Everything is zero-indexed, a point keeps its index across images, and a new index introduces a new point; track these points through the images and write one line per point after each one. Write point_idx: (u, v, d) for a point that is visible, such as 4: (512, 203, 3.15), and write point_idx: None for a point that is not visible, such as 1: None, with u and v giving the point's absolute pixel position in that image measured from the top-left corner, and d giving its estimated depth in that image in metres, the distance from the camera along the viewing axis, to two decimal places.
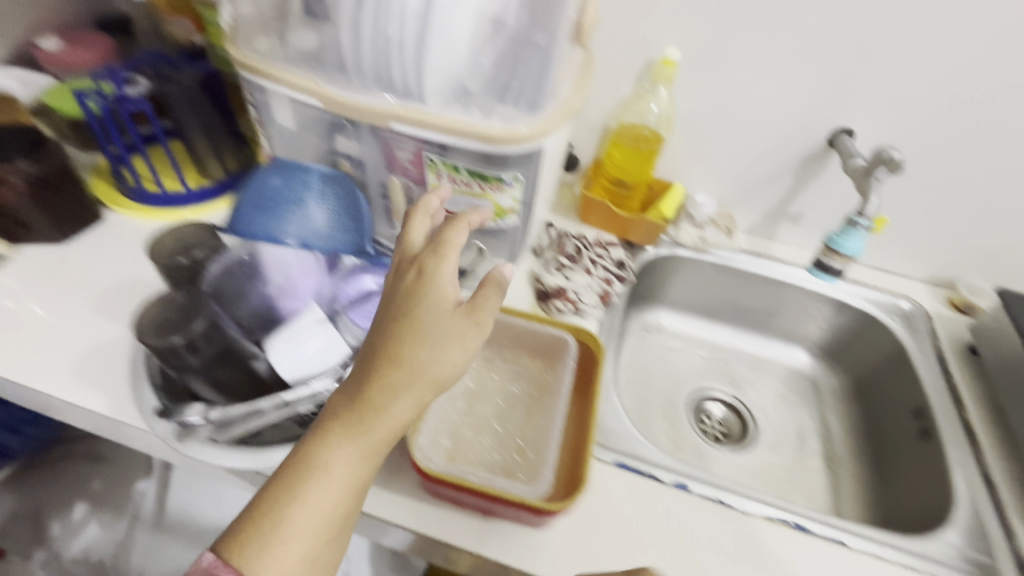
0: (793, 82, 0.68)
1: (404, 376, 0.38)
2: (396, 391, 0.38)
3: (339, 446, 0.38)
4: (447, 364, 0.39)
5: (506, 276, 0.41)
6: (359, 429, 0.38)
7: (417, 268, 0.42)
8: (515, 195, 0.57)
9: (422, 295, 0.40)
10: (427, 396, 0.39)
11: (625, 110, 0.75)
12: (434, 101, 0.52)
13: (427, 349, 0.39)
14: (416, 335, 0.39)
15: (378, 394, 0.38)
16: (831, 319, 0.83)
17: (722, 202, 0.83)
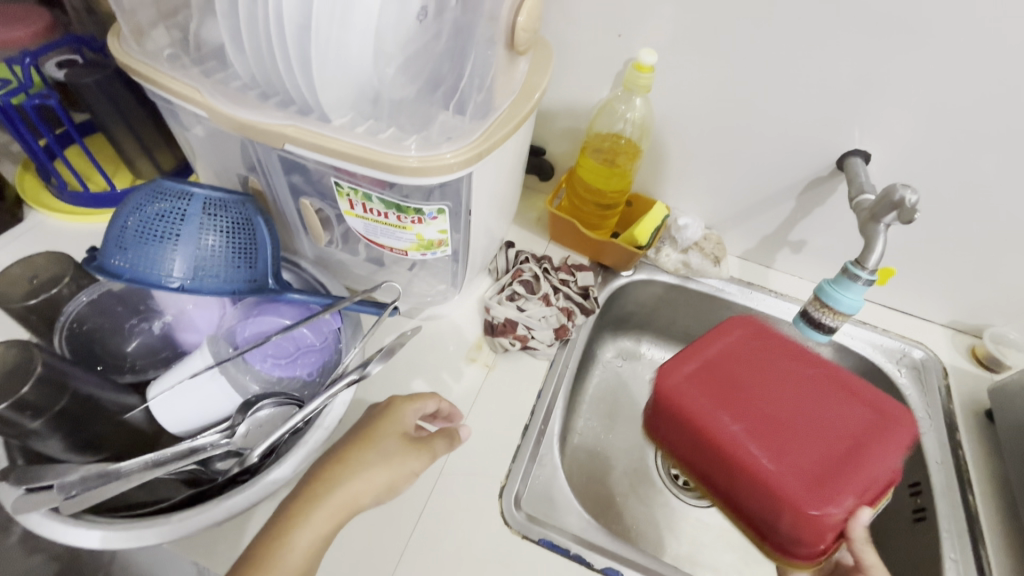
0: (797, 94, 0.57)
1: (355, 474, 0.40)
2: (347, 489, 0.40)
3: (281, 534, 0.37)
4: (388, 475, 0.41)
5: (459, 434, 0.48)
6: (303, 519, 0.38)
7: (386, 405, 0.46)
8: (440, 227, 0.48)
9: (386, 419, 0.44)
10: (363, 501, 0.40)
11: (598, 117, 0.64)
12: (337, 118, 0.44)
13: (373, 454, 0.41)
14: (369, 443, 0.42)
15: (324, 486, 0.39)
16: (829, 362, 0.73)
17: (713, 222, 0.73)
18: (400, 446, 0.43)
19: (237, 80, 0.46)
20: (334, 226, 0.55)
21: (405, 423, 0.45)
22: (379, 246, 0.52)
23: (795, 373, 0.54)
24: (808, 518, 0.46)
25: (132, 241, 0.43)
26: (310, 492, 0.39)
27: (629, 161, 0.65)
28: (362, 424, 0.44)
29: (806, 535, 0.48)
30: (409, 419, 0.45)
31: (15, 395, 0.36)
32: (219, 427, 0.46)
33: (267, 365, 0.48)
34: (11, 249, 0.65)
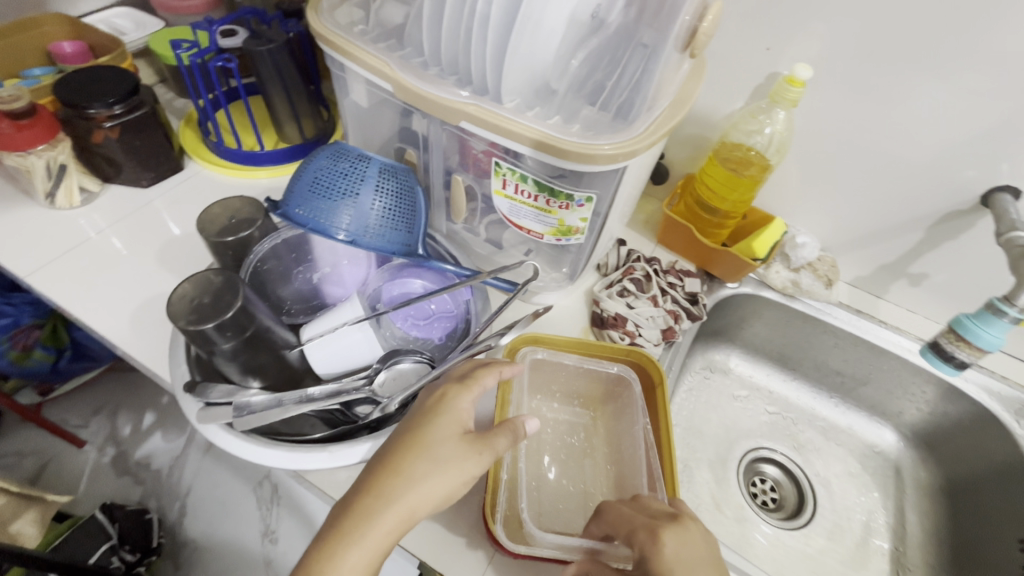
0: (950, 125, 0.55)
1: (413, 482, 0.36)
2: (400, 503, 0.35)
3: (337, 555, 0.34)
4: (440, 489, 0.36)
5: (523, 427, 0.41)
6: (355, 537, 0.34)
7: (436, 401, 0.40)
8: (585, 215, 0.50)
9: (436, 416, 0.39)
10: (419, 514, 0.36)
11: (733, 128, 0.65)
12: (510, 102, 0.47)
13: (427, 461, 0.37)
14: (422, 450, 0.37)
15: (378, 502, 0.35)
16: (936, 403, 0.70)
17: (827, 245, 0.72)
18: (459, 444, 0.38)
19: (417, 58, 0.50)
20: (476, 203, 0.58)
21: (459, 424, 0.39)
22: (516, 227, 0.55)
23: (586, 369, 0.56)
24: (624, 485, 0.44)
25: (312, 195, 0.48)
26: (358, 507, 0.35)
27: (758, 173, 0.65)
28: (406, 427, 0.39)
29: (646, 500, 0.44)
30: (462, 416, 0.39)
31: (219, 317, 0.40)
32: (360, 374, 0.50)
33: (407, 324, 0.53)
34: (171, 194, 0.72)
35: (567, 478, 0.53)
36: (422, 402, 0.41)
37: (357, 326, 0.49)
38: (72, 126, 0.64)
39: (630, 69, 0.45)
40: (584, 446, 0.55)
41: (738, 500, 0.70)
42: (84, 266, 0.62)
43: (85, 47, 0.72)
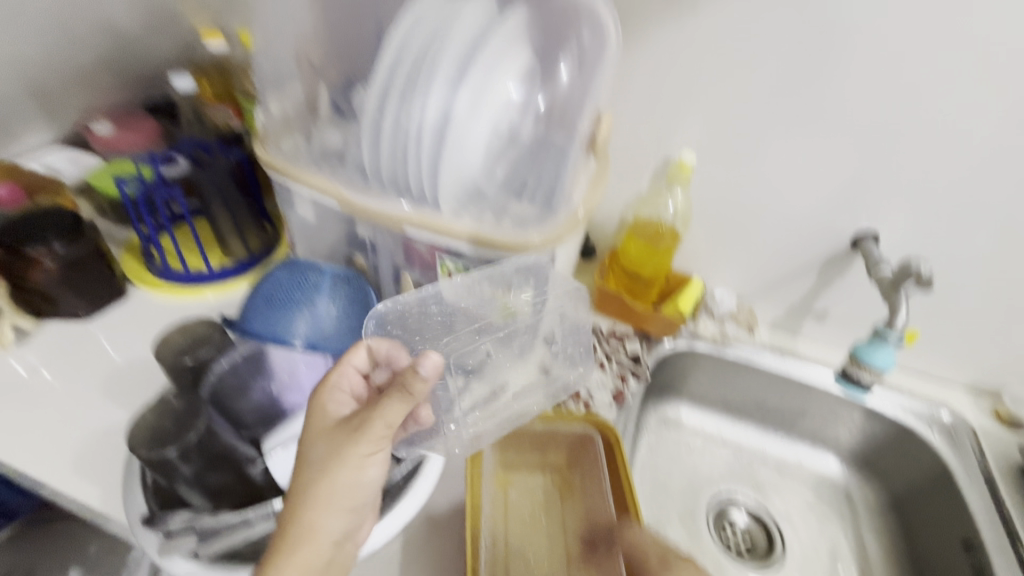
0: (811, 189, 0.67)
1: (332, 511, 0.42)
2: (320, 457, 0.42)
3: (298, 511, 0.41)
4: (347, 447, 0.42)
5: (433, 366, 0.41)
6: (304, 494, 0.41)
7: (342, 422, 0.43)
8: (525, 297, 0.57)
9: (346, 450, 0.42)
10: (336, 471, 0.41)
11: (642, 204, 0.75)
12: (448, 207, 0.52)
13: (341, 420, 0.44)
14: (343, 480, 0.42)
15: (303, 539, 0.40)
16: (863, 425, 0.77)
17: (742, 295, 0.81)
18: (334, 438, 0.43)
19: (360, 176, 0.55)
20: None
21: (364, 441, 0.42)
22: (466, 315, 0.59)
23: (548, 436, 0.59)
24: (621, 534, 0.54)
25: (268, 308, 0.52)
26: (301, 463, 0.43)
27: (671, 242, 0.75)
28: (328, 460, 0.42)
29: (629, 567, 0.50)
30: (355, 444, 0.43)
31: (182, 439, 0.42)
32: None
33: None
34: (113, 322, 0.71)
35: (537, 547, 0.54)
36: (320, 423, 0.44)
37: None
38: (9, 268, 0.63)
39: (547, 168, 0.53)
40: (554, 510, 0.57)
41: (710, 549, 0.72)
42: (17, 411, 0.59)
43: (20, 189, 0.73)
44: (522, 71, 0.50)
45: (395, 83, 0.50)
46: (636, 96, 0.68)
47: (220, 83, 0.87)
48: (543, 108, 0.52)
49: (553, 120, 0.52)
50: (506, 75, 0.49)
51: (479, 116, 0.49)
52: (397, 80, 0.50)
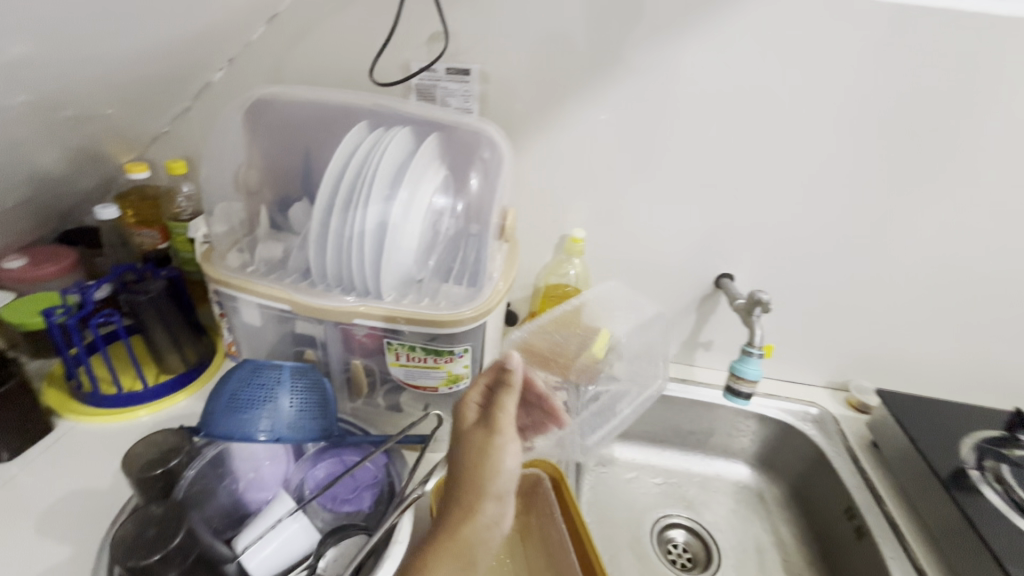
0: (675, 245, 0.85)
1: (490, 503, 0.47)
2: (475, 463, 0.47)
3: (459, 522, 0.46)
4: (498, 455, 0.48)
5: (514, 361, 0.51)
6: (464, 502, 0.46)
7: (482, 425, 0.50)
8: (466, 362, 0.64)
9: (488, 444, 0.48)
10: (496, 475, 0.48)
11: (550, 273, 0.89)
12: (390, 295, 0.61)
13: (486, 431, 0.49)
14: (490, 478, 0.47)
15: (467, 529, 0.46)
16: (759, 430, 0.92)
17: (644, 337, 0.96)
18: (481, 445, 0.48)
19: (306, 279, 0.63)
20: (375, 378, 0.68)
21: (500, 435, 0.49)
22: (414, 388, 0.67)
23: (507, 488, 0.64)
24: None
25: (232, 411, 0.55)
26: (456, 478, 0.48)
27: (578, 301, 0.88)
28: (475, 452, 0.48)
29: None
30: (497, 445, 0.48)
31: (165, 547, 0.44)
32: (303, 566, 0.53)
33: (336, 503, 0.58)
34: (40, 458, 0.68)
35: None
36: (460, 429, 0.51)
37: (292, 516, 0.54)
38: None
39: (470, 253, 0.66)
40: (520, 557, 0.61)
41: (658, 569, 0.80)
42: None
43: None
44: (442, 183, 0.64)
45: (336, 200, 0.60)
46: (530, 188, 0.84)
47: (145, 207, 0.88)
48: (462, 209, 0.65)
49: (471, 216, 0.66)
50: (429, 186, 0.61)
51: (410, 219, 0.60)
52: (337, 198, 0.60)
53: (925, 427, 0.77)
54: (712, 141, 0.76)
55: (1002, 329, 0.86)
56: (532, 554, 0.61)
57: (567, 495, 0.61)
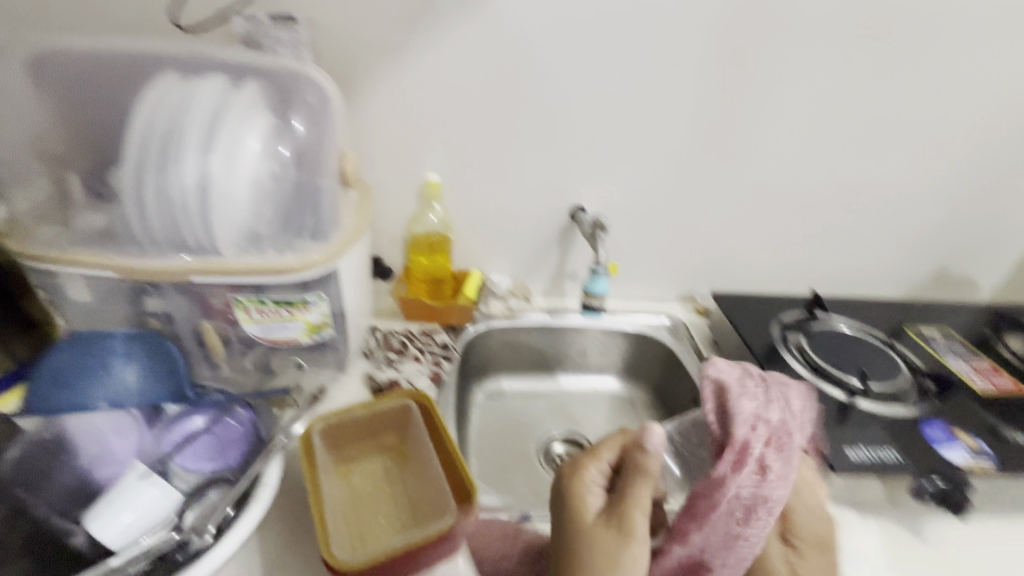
0: (529, 183, 0.91)
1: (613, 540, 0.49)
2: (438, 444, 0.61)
3: (422, 488, 0.61)
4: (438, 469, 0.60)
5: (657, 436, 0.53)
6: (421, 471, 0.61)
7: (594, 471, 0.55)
8: (321, 310, 0.65)
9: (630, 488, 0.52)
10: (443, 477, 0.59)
11: (414, 223, 0.90)
12: (230, 251, 0.60)
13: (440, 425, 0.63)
14: (635, 515, 0.50)
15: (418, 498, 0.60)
16: (625, 346, 1.02)
17: (516, 276, 1.02)
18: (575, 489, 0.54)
19: (133, 245, 0.59)
20: (230, 337, 0.66)
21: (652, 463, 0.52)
22: (274, 344, 0.67)
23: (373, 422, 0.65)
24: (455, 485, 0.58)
25: (65, 387, 0.59)
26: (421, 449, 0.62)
27: (444, 246, 0.92)
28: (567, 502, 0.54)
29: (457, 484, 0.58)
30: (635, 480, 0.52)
31: None
32: (164, 526, 0.52)
33: (198, 462, 0.57)
34: None
35: (378, 507, 0.61)
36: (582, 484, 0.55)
37: (147, 481, 0.53)
38: None
39: (307, 200, 0.65)
40: (387, 476, 0.64)
41: (545, 478, 0.88)
42: None
43: None
44: (267, 128, 0.61)
45: (151, 157, 0.57)
46: (382, 139, 0.85)
47: None
48: (291, 155, 0.64)
49: (303, 163, 0.65)
50: (250, 136, 0.58)
51: (235, 168, 0.57)
52: (152, 154, 0.57)
53: (748, 318, 0.90)
54: (546, 80, 0.83)
55: (799, 230, 1.04)
56: (398, 471, 0.64)
57: (432, 414, 0.64)
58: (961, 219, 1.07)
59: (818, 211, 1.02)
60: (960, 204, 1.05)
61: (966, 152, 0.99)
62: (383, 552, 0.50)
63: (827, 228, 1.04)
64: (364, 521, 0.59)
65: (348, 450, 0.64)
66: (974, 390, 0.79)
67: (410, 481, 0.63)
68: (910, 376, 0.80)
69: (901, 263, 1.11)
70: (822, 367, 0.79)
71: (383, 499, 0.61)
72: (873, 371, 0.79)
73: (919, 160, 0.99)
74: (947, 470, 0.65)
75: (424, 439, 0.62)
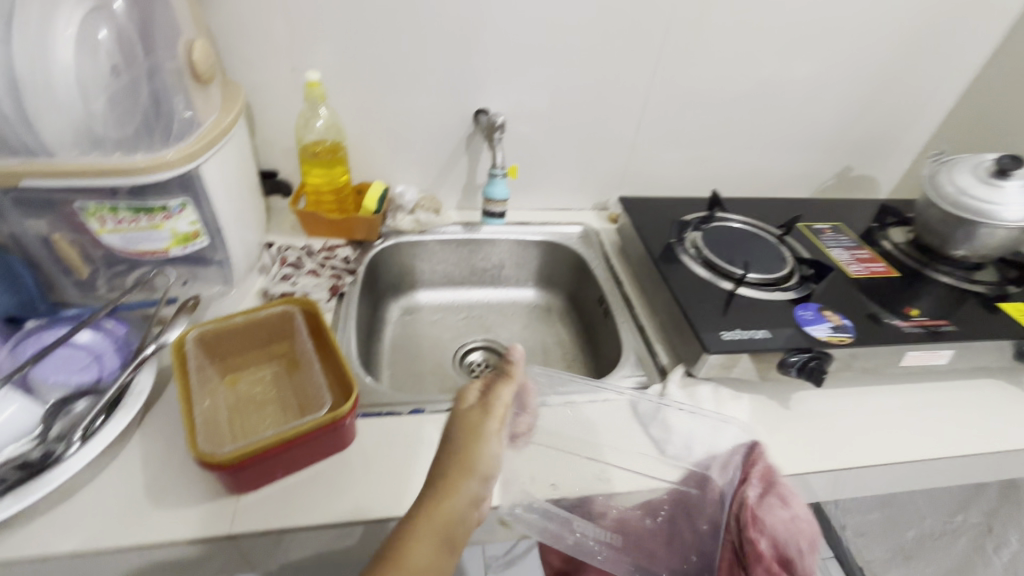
0: (427, 86, 0.87)
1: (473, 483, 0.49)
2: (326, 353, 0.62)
3: (308, 394, 0.62)
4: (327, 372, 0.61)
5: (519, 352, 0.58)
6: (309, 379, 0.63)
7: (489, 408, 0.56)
8: (189, 218, 0.62)
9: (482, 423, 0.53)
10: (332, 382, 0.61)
11: (301, 131, 0.85)
12: (68, 151, 0.55)
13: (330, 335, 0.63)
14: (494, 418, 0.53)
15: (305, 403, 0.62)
16: (540, 255, 1.03)
17: (426, 188, 0.99)
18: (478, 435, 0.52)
19: None
20: (93, 256, 0.64)
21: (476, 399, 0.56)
22: (141, 256, 0.64)
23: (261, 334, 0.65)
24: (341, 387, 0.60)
25: None
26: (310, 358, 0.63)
27: (338, 155, 0.88)
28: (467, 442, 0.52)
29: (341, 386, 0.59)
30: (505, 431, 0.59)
31: None
32: (30, 438, 0.51)
33: (59, 374, 0.56)
34: None
35: (265, 411, 0.62)
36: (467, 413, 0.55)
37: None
38: None
39: (148, 90, 0.60)
40: (276, 384, 0.65)
41: (457, 381, 0.91)
42: None
43: None
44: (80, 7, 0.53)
45: None
46: (258, 37, 0.78)
47: None
48: (116, 38, 0.56)
49: (134, 46, 0.59)
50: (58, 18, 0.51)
51: (50, 56, 0.51)
52: None
53: (651, 220, 0.93)
54: None
55: (709, 133, 1.05)
56: (288, 379, 0.65)
57: (318, 321, 0.64)
58: (866, 118, 1.10)
59: (727, 112, 1.03)
60: (864, 102, 1.07)
61: (871, 48, 1.00)
62: (256, 441, 0.52)
63: (737, 130, 1.06)
64: (249, 424, 0.60)
65: (234, 361, 0.65)
66: (848, 273, 0.86)
67: (299, 387, 0.64)
68: (792, 264, 0.85)
69: (808, 164, 1.15)
70: (712, 261, 0.83)
71: (272, 405, 0.63)
72: (759, 263, 0.84)
73: (825, 56, 0.99)
74: (811, 343, 0.71)
75: (307, 343, 0.63)
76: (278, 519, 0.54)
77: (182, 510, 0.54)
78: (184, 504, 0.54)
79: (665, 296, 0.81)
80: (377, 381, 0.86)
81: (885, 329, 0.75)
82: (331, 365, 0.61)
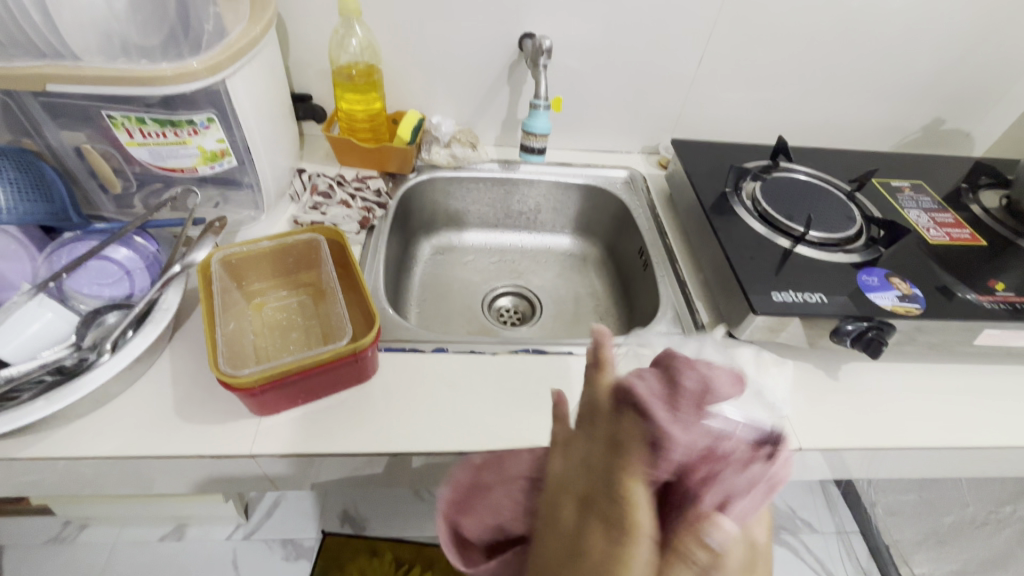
0: (471, 6, 0.80)
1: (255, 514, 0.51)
2: (354, 287, 0.62)
3: (332, 326, 0.62)
4: (352, 304, 0.60)
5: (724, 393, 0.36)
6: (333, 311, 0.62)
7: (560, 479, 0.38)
8: (215, 135, 0.60)
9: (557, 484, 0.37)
10: (355, 315, 0.60)
11: (335, 50, 0.80)
12: (92, 56, 0.53)
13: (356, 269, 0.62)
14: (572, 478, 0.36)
15: (328, 334, 0.61)
16: (579, 199, 0.97)
17: (465, 122, 0.94)
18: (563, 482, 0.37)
19: None
20: (125, 171, 0.63)
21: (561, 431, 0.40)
22: (170, 172, 0.62)
23: (288, 262, 0.64)
24: (366, 320, 0.59)
25: None
26: (335, 291, 0.62)
27: (371, 78, 0.83)
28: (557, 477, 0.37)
29: (366, 318, 0.58)
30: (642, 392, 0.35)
31: None
32: (65, 344, 0.53)
33: (91, 286, 0.56)
34: None
35: (288, 338, 0.62)
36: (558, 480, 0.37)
37: (34, 300, 0.53)
38: None
39: None
40: (300, 312, 0.65)
41: (485, 325, 0.89)
42: None
43: None
44: None
45: None
46: None
47: None
48: None
49: None
50: None
51: None
52: None
53: (705, 167, 0.85)
54: None
55: (780, 72, 0.93)
56: (311, 308, 0.65)
57: (345, 252, 0.63)
58: (971, 61, 0.95)
59: (806, 49, 0.90)
60: (973, 42, 0.92)
61: None
62: (276, 366, 0.52)
63: (814, 69, 0.93)
64: (271, 348, 0.61)
65: (259, 284, 0.64)
66: (924, 238, 0.77)
67: (323, 316, 0.64)
68: (862, 225, 0.77)
69: (892, 113, 1.02)
70: (770, 216, 0.76)
71: (295, 331, 0.63)
72: (824, 220, 0.76)
73: None
74: (873, 312, 0.64)
75: (331, 272, 0.61)
76: (297, 444, 0.55)
77: (210, 428, 0.55)
78: (210, 421, 0.55)
79: (713, 250, 0.75)
80: (404, 318, 0.85)
81: (961, 303, 0.67)
82: (359, 297, 0.60)
